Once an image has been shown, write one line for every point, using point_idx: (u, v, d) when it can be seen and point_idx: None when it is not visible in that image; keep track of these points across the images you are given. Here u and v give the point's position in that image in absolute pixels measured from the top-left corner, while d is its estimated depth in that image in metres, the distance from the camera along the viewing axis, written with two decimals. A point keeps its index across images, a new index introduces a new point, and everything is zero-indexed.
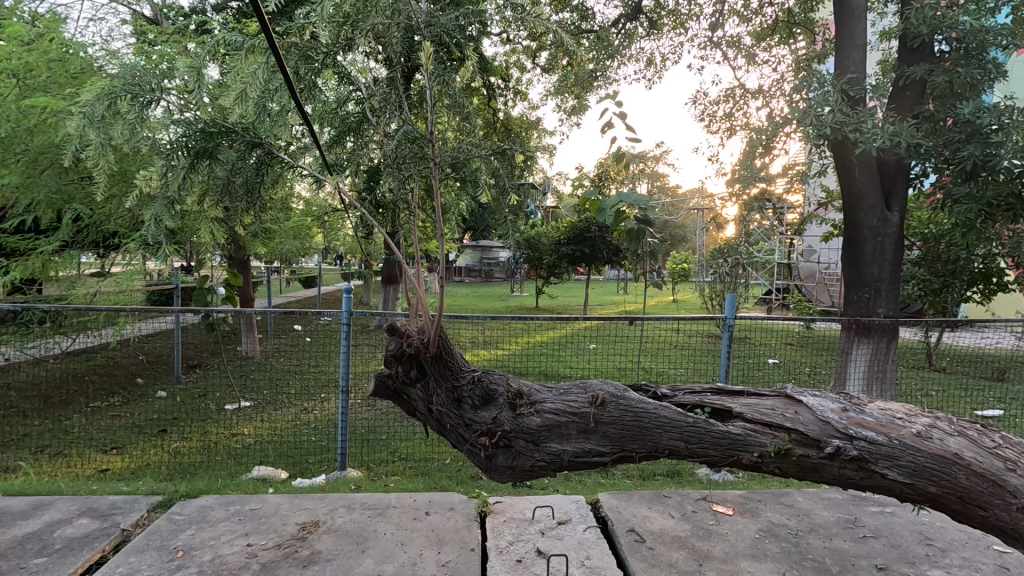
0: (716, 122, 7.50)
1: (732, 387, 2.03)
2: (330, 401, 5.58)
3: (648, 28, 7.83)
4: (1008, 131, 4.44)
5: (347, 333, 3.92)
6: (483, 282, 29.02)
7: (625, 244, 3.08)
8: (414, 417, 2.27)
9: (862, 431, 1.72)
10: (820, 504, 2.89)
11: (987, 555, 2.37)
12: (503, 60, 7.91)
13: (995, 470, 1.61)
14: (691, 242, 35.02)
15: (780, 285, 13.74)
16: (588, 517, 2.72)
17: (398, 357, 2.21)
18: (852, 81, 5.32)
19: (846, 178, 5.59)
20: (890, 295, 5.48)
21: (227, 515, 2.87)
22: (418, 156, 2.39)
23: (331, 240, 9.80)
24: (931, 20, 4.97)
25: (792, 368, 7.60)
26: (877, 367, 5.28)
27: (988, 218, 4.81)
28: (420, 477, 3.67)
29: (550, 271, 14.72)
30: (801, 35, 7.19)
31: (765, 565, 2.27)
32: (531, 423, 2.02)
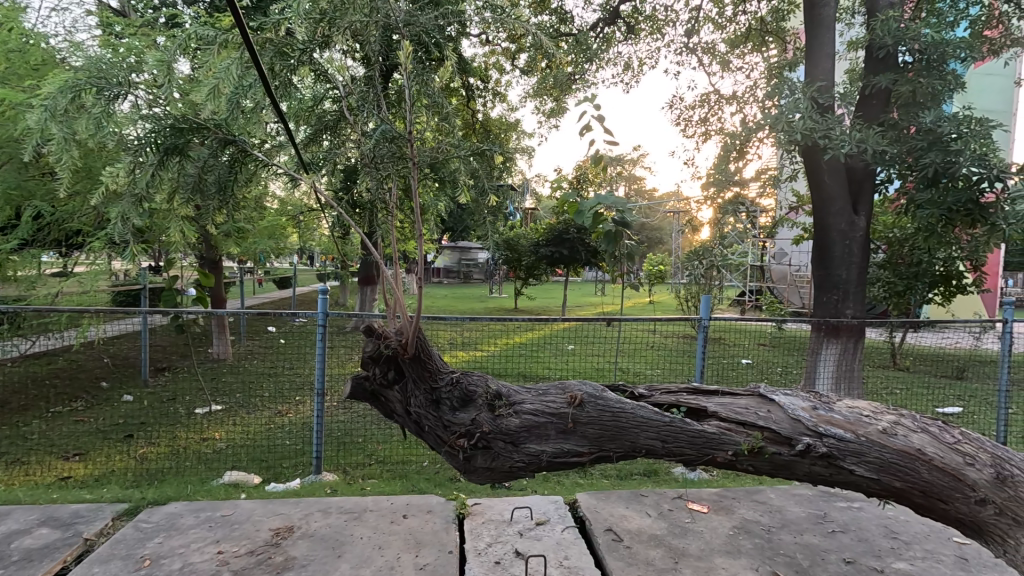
0: (692, 127, 7.64)
1: (707, 387, 2.07)
2: (305, 404, 5.48)
3: (626, 32, 7.94)
4: (966, 139, 4.66)
5: (323, 335, 3.86)
6: (462, 283, 28.93)
7: (602, 246, 3.11)
8: (392, 419, 2.25)
9: (830, 428, 1.77)
10: (791, 500, 2.96)
11: (948, 547, 2.47)
12: (483, 61, 7.92)
13: (955, 465, 1.67)
14: (668, 245, 35.57)
15: (753, 287, 14.06)
16: (566, 517, 2.73)
17: (375, 359, 2.19)
18: (821, 89, 5.49)
19: (815, 183, 5.75)
20: (858, 297, 5.66)
21: (197, 521, 2.80)
22: (396, 156, 2.33)
23: (307, 240, 9.65)
24: (896, 32, 5.16)
25: (765, 368, 7.79)
26: (845, 366, 5.45)
27: (949, 223, 5.02)
28: (397, 480, 3.64)
29: (528, 272, 14.77)
30: (773, 43, 7.39)
31: (738, 561, 2.31)
32: (510, 424, 2.02)
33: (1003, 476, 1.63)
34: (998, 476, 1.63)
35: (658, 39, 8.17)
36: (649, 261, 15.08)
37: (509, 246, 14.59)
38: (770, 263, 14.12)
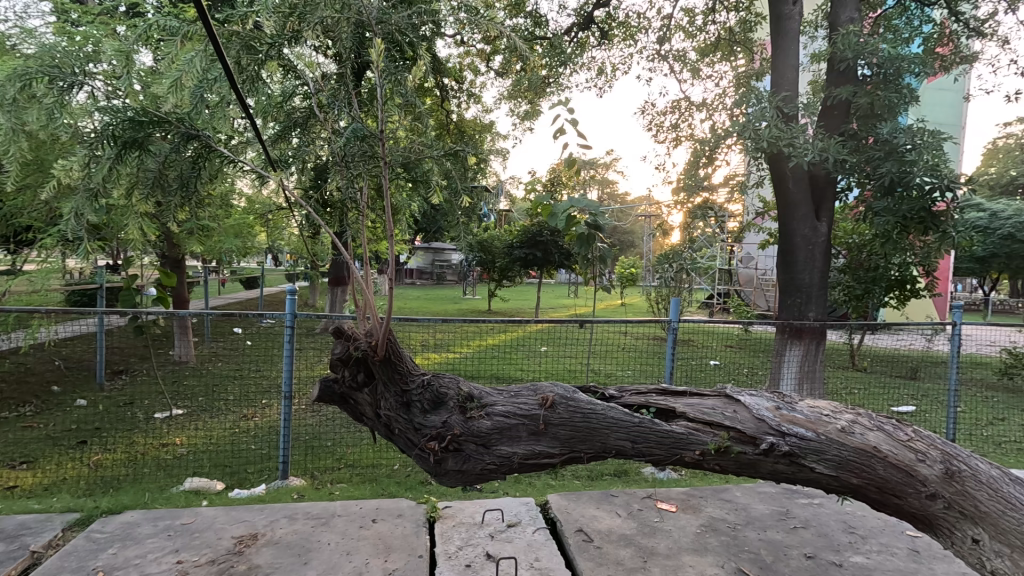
0: (663, 133, 7.79)
1: (676, 388, 2.11)
2: (272, 408, 5.34)
3: (600, 38, 8.05)
4: (919, 151, 4.89)
5: (291, 336, 3.77)
6: (435, 284, 28.72)
7: (575, 249, 3.15)
8: (362, 422, 2.21)
9: (793, 427, 1.83)
10: (756, 498, 3.04)
11: (902, 541, 2.58)
12: (458, 61, 7.90)
13: (908, 461, 1.74)
14: (639, 248, 36.14)
15: (721, 290, 14.42)
16: (537, 519, 2.73)
17: (345, 361, 2.15)
18: (786, 99, 5.67)
19: (780, 189, 5.94)
20: (820, 300, 5.87)
21: (155, 531, 2.69)
22: (368, 155, 2.28)
23: (275, 239, 9.42)
24: (856, 46, 5.36)
25: (732, 369, 8.00)
26: (808, 367, 5.64)
27: (904, 230, 5.25)
28: (367, 484, 3.58)
29: (502, 274, 14.78)
30: (740, 53, 7.61)
31: (705, 559, 2.35)
32: (481, 427, 2.01)
33: (952, 472, 1.70)
34: (947, 471, 1.70)
35: (631, 45, 8.31)
36: (621, 263, 15.30)
37: (483, 247, 14.57)
38: (737, 267, 14.51)
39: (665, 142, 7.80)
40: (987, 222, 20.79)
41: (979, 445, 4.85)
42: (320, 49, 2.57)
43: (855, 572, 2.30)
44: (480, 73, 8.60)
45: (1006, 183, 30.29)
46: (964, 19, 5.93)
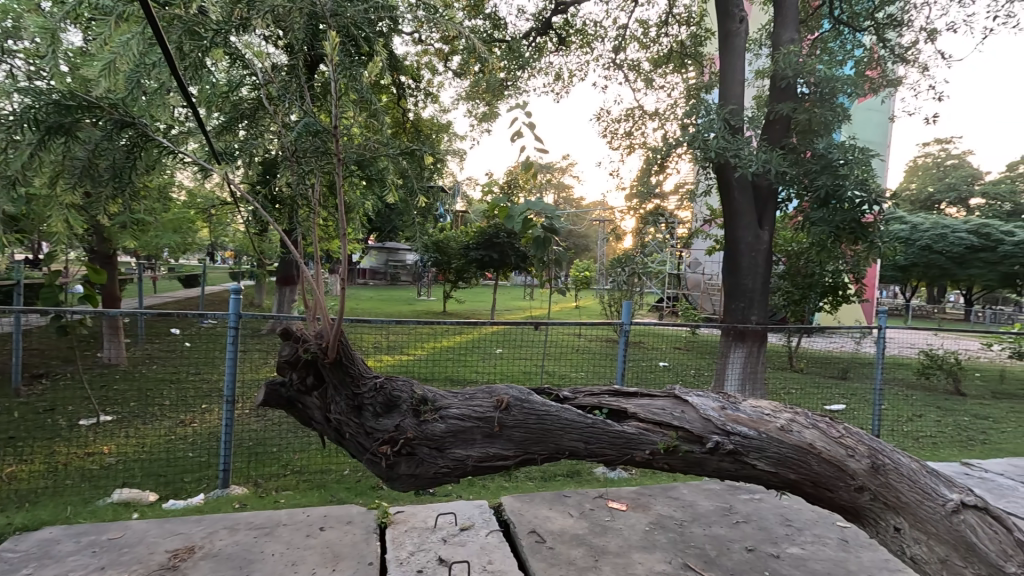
0: (618, 140, 8.00)
1: (628, 388, 2.16)
2: (213, 413, 5.07)
3: (557, 44, 8.18)
4: (851, 166, 5.25)
5: (234, 338, 3.59)
6: (389, 285, 28.17)
7: (531, 250, 3.19)
8: (310, 427, 2.13)
9: (737, 426, 1.91)
10: (701, 495, 3.16)
11: (833, 531, 2.74)
12: (415, 60, 7.81)
13: (839, 457, 1.85)
14: (593, 252, 36.84)
15: (670, 293, 14.93)
16: (491, 521, 2.72)
17: (293, 363, 2.06)
18: (733, 112, 5.94)
19: (726, 198, 6.20)
20: (762, 305, 6.18)
21: (77, 548, 2.49)
22: (321, 151, 2.24)
23: (218, 236, 8.97)
24: (795, 65, 5.70)
25: (679, 370, 8.29)
26: (750, 367, 5.91)
27: (837, 239, 5.61)
28: (315, 491, 3.45)
29: (458, 275, 14.70)
30: (691, 66, 7.93)
31: (654, 555, 2.42)
32: (435, 430, 1.99)
33: (878, 465, 1.82)
34: (873, 465, 1.82)
35: (587, 53, 8.49)
36: (576, 266, 15.53)
37: (438, 248, 14.44)
38: (686, 272, 15.04)
39: (619, 149, 8.01)
40: (908, 233, 22.65)
41: (901, 441, 5.23)
42: (270, 39, 2.47)
43: (791, 563, 2.43)
44: (438, 73, 8.54)
45: (924, 199, 32.98)
46: (889, 46, 6.42)
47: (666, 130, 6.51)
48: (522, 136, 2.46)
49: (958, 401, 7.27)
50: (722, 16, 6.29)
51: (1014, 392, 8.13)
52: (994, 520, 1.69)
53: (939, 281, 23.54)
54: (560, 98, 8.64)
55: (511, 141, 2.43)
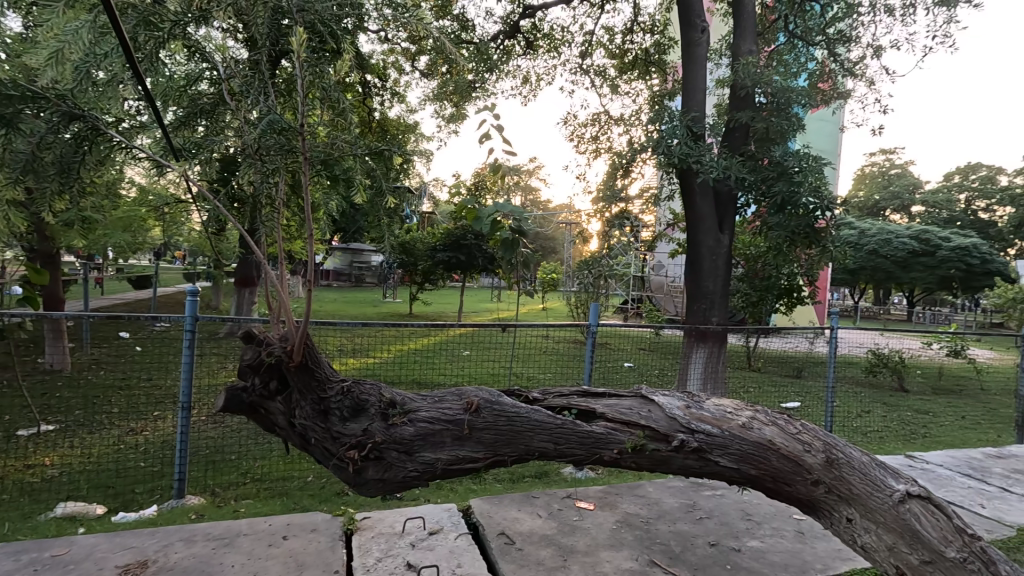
0: (584, 143, 8.11)
1: (596, 389, 2.19)
2: (166, 421, 4.84)
3: (525, 47, 8.24)
4: (805, 173, 5.50)
5: (190, 341, 3.44)
6: (353, 287, 27.62)
7: (499, 254, 3.14)
8: (273, 433, 2.06)
9: (701, 424, 1.97)
10: (666, 492, 3.23)
11: (789, 524, 2.86)
12: (382, 58, 7.71)
13: (797, 452, 1.93)
14: (559, 254, 37.13)
15: (635, 295, 15.23)
16: (460, 524, 2.71)
17: (255, 367, 2.01)
18: (695, 119, 6.11)
19: (689, 203, 6.39)
20: (722, 306, 6.39)
21: (16, 567, 2.33)
22: (286, 149, 2.15)
23: (173, 235, 8.60)
24: (754, 75, 5.92)
25: (644, 371, 8.47)
26: (711, 367, 6.09)
27: (793, 243, 5.86)
28: (277, 499, 3.35)
29: (425, 277, 14.56)
30: (655, 73, 8.13)
31: (621, 553, 2.46)
32: (404, 433, 1.97)
33: (832, 459, 1.91)
34: (828, 460, 1.91)
35: (554, 57, 8.58)
36: (543, 268, 15.63)
37: (405, 249, 14.27)
38: (650, 274, 15.37)
39: (586, 153, 8.13)
40: (856, 239, 23.86)
41: (851, 436, 5.50)
42: (232, 33, 2.40)
43: (751, 555, 2.51)
44: (405, 72, 8.46)
45: (871, 205, 34.82)
46: (840, 60, 6.76)
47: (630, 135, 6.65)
48: (491, 138, 2.43)
49: (902, 397, 7.70)
50: (684, 26, 6.47)
51: (952, 388, 8.67)
52: (937, 508, 1.80)
53: (885, 284, 24.88)
54: (527, 101, 8.70)
55: (479, 142, 2.38)
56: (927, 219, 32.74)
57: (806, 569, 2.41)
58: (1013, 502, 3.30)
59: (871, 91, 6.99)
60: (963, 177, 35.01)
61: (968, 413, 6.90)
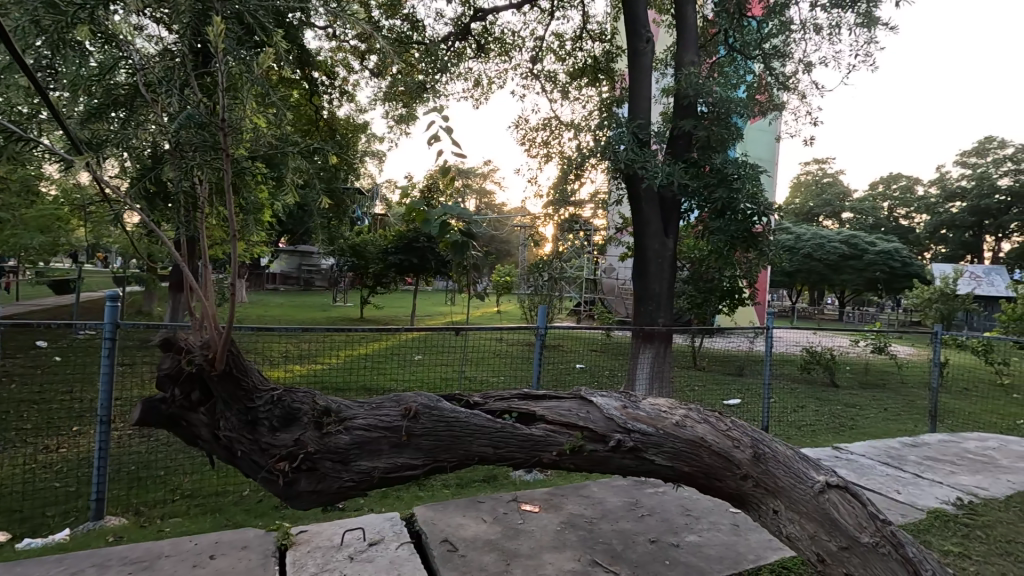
0: (535, 147, 8.18)
1: (536, 392, 2.20)
2: (86, 437, 4.49)
3: (476, 50, 8.25)
4: (743, 180, 5.75)
5: (110, 349, 3.21)
6: (302, 291, 26.66)
7: (450, 257, 3.05)
8: (197, 447, 1.95)
9: (637, 424, 2.01)
10: (611, 491, 3.29)
11: (725, 517, 2.97)
12: (328, 55, 7.51)
13: (726, 448, 2.01)
14: (514, 257, 37.24)
15: (587, 297, 15.50)
16: (402, 533, 2.64)
17: (174, 377, 1.88)
18: (642, 126, 6.27)
19: (635, 208, 6.57)
20: (668, 308, 6.59)
21: None
22: (211, 146, 1.95)
23: (98, 236, 8.01)
24: (696, 86, 6.17)
25: (595, 372, 8.61)
26: (658, 367, 6.26)
27: (733, 247, 6.12)
28: (208, 516, 3.16)
29: (376, 281, 14.25)
30: (604, 81, 8.31)
31: (564, 554, 2.48)
32: (339, 442, 1.90)
33: (758, 455, 1.99)
34: (755, 455, 1.99)
35: (506, 61, 8.63)
36: (497, 271, 15.63)
37: (355, 252, 13.94)
38: (602, 277, 15.68)
39: (537, 156, 8.20)
40: (793, 243, 25.28)
41: (786, 430, 5.78)
42: (152, 20, 2.25)
43: (689, 550, 2.59)
44: (354, 71, 8.27)
45: (805, 212, 37.04)
46: (775, 74, 7.15)
47: (579, 140, 6.76)
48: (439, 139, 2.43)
49: (832, 392, 8.19)
50: (630, 35, 6.65)
51: (876, 382, 9.31)
52: (853, 497, 1.91)
53: (818, 286, 26.49)
54: (479, 104, 8.70)
55: (426, 144, 2.38)
56: (855, 224, 35.14)
57: (740, 560, 2.50)
58: (924, 487, 3.57)
59: (803, 104, 7.42)
60: (886, 186, 37.85)
61: (889, 405, 7.43)
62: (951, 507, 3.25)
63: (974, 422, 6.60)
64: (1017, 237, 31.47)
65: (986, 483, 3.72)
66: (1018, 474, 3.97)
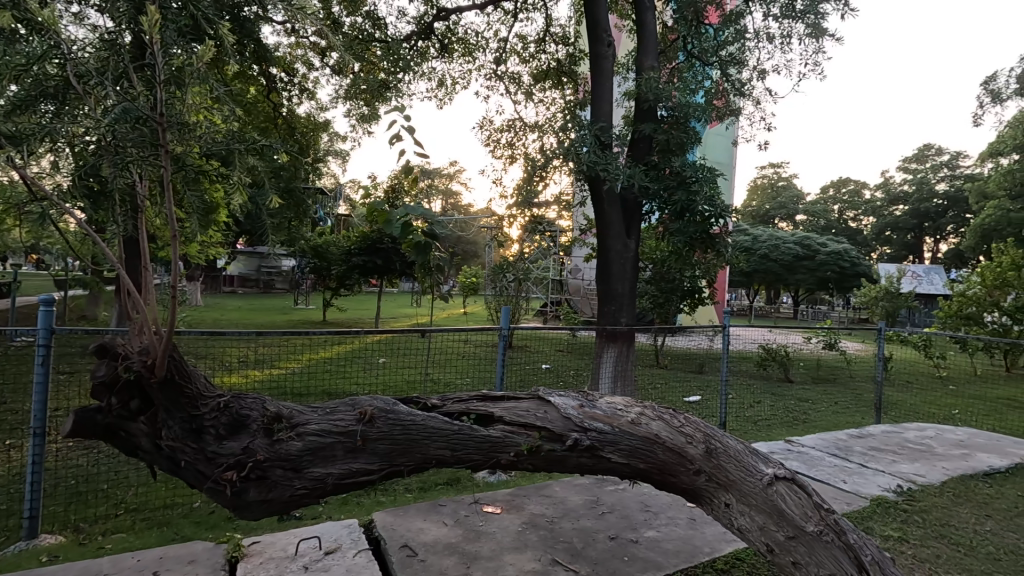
0: (500, 148, 8.18)
1: (494, 393, 2.20)
2: (20, 451, 4.20)
3: (440, 50, 8.19)
4: (702, 183, 5.90)
5: (45, 356, 3.01)
6: (262, 294, 25.84)
7: (413, 258, 3.04)
8: (137, 457, 1.85)
9: (594, 422, 2.03)
10: (572, 490, 3.31)
11: (683, 511, 3.04)
12: (286, 51, 7.30)
13: (680, 444, 2.05)
14: (481, 259, 37.13)
15: (553, 298, 15.61)
16: (360, 540, 2.59)
17: (111, 385, 1.78)
18: (603, 129, 6.36)
19: (598, 209, 6.66)
20: (630, 307, 6.70)
21: None
22: (149, 144, 1.88)
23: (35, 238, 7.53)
24: (656, 90, 6.30)
25: (560, 372, 8.67)
26: (621, 366, 6.35)
27: (691, 248, 6.28)
28: (154, 530, 3.02)
29: (339, 283, 13.94)
30: (567, 84, 8.38)
31: (525, 555, 2.48)
32: (291, 449, 1.84)
33: (710, 449, 2.05)
34: (707, 450, 2.05)
35: (469, 61, 8.60)
36: (463, 272, 15.55)
37: (317, 254, 13.60)
38: (568, 278, 15.83)
39: (501, 158, 8.20)
40: (750, 244, 26.19)
41: (743, 425, 5.97)
42: (88, 8, 2.12)
43: (648, 545, 2.63)
44: (313, 68, 8.08)
45: (762, 214, 38.43)
46: (731, 80, 7.38)
47: (542, 142, 6.80)
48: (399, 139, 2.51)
49: (787, 388, 8.51)
50: (592, 39, 6.73)
51: (827, 377, 9.73)
52: (799, 488, 1.99)
53: (774, 285, 27.53)
54: (443, 104, 8.63)
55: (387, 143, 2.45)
56: (808, 226, 36.70)
57: (696, 553, 2.56)
58: (868, 476, 3.75)
59: (757, 110, 7.69)
60: (836, 190, 39.68)
61: (839, 398, 7.78)
62: (893, 494, 3.43)
63: (915, 413, 6.98)
64: (953, 238, 33.55)
65: (924, 471, 3.94)
66: (952, 461, 4.22)
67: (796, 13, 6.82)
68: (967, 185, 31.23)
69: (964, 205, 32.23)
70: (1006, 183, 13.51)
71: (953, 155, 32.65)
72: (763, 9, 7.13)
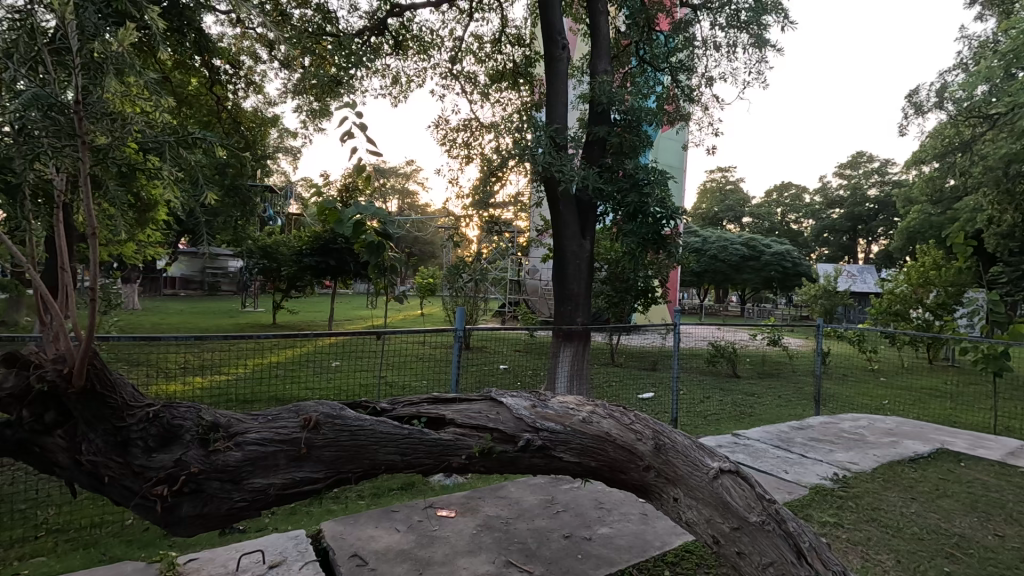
0: (456, 148, 8.10)
1: (446, 395, 2.17)
2: None
3: (394, 47, 8.05)
4: (653, 185, 6.07)
5: None
6: (206, 297, 24.60)
7: (365, 258, 2.92)
8: (55, 475, 1.71)
9: (545, 422, 2.03)
10: (527, 490, 3.32)
11: (635, 507, 3.09)
12: (231, 42, 6.97)
13: (630, 442, 2.09)
14: (439, 260, 36.79)
15: (511, 299, 15.66)
16: (307, 552, 2.49)
17: (22, 397, 1.64)
18: (558, 130, 6.41)
19: (554, 210, 6.72)
20: (586, 307, 6.78)
21: None
22: (69, 136, 1.73)
23: None
24: (609, 94, 6.41)
25: (517, 372, 8.69)
26: (576, 364, 6.42)
27: (644, 249, 6.43)
28: (79, 551, 2.79)
29: (290, 284, 13.45)
30: (523, 85, 8.39)
31: (479, 557, 2.45)
32: (229, 460, 1.73)
33: (659, 445, 2.09)
34: (656, 446, 2.09)
35: (424, 59, 8.48)
36: (419, 273, 15.36)
37: (266, 254, 13.07)
38: (525, 278, 15.89)
39: (458, 158, 8.13)
40: (700, 246, 27.18)
41: (694, 420, 6.16)
42: None
43: (601, 542, 2.66)
44: (261, 61, 7.76)
45: (711, 216, 39.94)
46: (681, 86, 7.62)
47: (497, 142, 6.77)
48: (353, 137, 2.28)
49: (735, 383, 8.86)
50: (547, 41, 6.78)
51: (771, 372, 10.21)
52: (743, 480, 2.06)
53: (723, 285, 28.68)
54: (397, 102, 8.48)
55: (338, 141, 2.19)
56: (754, 228, 38.45)
57: (647, 547, 2.61)
58: (808, 465, 3.95)
59: (705, 115, 7.97)
60: (779, 193, 41.72)
61: (782, 392, 8.17)
62: (830, 482, 3.62)
63: (850, 405, 7.42)
64: (883, 240, 35.98)
65: (857, 458, 4.19)
66: (882, 448, 4.51)
67: (741, 23, 7.11)
68: (895, 191, 33.58)
69: (892, 210, 34.64)
70: (928, 189, 14.61)
71: (882, 163, 35.01)
72: (710, 18, 7.40)
